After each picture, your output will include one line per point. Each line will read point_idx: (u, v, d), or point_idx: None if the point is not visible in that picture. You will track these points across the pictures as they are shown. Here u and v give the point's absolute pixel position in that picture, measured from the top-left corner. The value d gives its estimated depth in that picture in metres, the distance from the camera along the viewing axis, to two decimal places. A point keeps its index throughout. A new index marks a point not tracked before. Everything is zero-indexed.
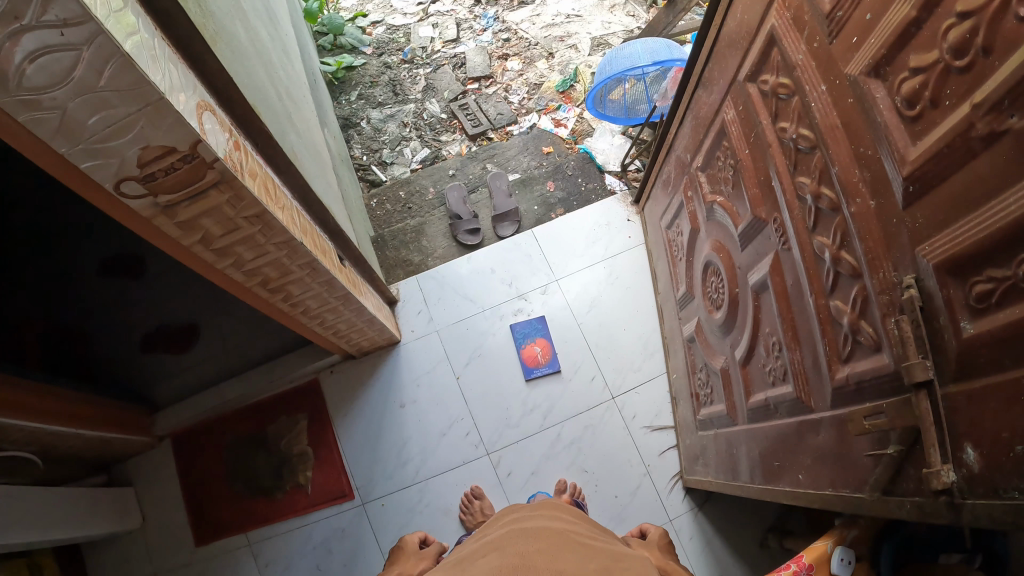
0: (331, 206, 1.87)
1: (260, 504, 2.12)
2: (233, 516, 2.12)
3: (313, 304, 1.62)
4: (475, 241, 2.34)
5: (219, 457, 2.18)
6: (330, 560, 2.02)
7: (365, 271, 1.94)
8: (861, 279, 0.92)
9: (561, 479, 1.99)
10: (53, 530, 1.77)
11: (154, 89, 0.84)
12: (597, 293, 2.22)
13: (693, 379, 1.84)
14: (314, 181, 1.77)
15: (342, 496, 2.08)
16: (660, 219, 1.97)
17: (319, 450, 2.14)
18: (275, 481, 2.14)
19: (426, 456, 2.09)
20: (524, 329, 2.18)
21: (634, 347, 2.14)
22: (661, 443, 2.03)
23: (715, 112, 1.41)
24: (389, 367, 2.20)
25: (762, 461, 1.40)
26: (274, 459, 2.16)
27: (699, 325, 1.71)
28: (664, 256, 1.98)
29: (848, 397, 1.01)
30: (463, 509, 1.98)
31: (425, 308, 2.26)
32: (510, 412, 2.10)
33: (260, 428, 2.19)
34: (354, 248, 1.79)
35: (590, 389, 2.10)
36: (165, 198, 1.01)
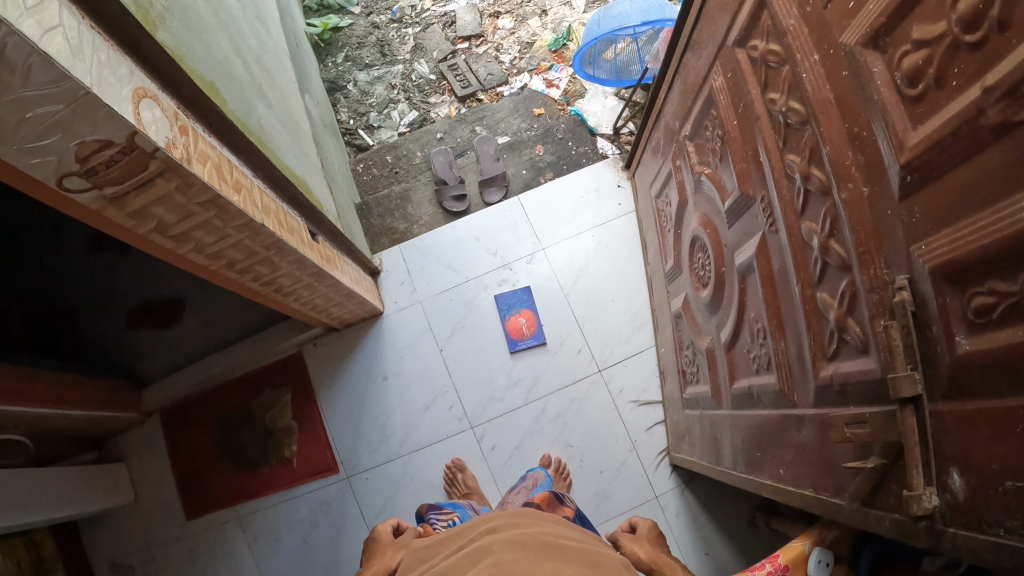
0: (307, 181, 1.79)
1: (247, 477, 2.09)
2: (221, 490, 2.09)
3: (286, 282, 1.57)
4: (462, 207, 2.26)
5: (205, 432, 2.13)
6: (316, 534, 2.02)
7: (344, 246, 1.88)
8: (850, 275, 0.91)
9: (546, 455, 1.96)
10: (49, 511, 1.74)
11: (79, 85, 0.76)
12: (584, 262, 2.12)
13: (680, 356, 1.79)
14: (284, 155, 1.68)
15: (326, 470, 2.05)
16: (649, 188, 1.89)
17: (304, 424, 2.08)
18: (261, 455, 2.10)
19: (409, 431, 2.04)
20: (510, 301, 2.09)
21: (624, 319, 2.06)
22: (648, 418, 2.01)
23: (704, 78, 1.32)
24: (372, 341, 2.11)
25: (746, 449, 1.45)
26: (260, 433, 2.11)
27: (686, 301, 1.66)
28: (653, 229, 1.91)
29: (833, 398, 1.06)
30: (449, 483, 1.95)
31: (408, 278, 2.16)
32: (496, 386, 2.04)
33: (246, 403, 2.13)
34: (327, 222, 1.73)
35: (579, 362, 2.04)
36: (111, 190, 0.95)
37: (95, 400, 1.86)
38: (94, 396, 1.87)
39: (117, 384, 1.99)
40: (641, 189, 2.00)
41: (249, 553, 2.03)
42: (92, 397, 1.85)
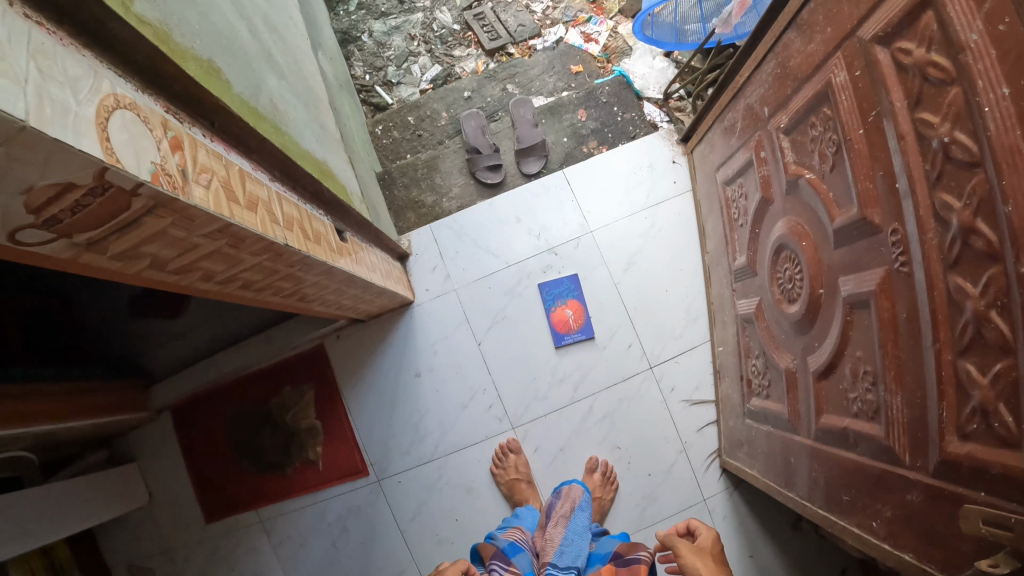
0: (334, 170, 1.57)
1: (270, 480, 1.97)
2: (243, 492, 1.97)
3: (312, 291, 1.37)
4: (497, 180, 2.03)
5: (222, 430, 2.00)
6: (347, 538, 1.92)
7: (371, 236, 1.67)
8: (1015, 357, 0.75)
9: (591, 460, 1.82)
10: (59, 530, 1.62)
11: (12, 123, 0.50)
12: (636, 246, 1.92)
13: (748, 363, 1.59)
14: (309, 143, 1.46)
15: (355, 473, 1.92)
16: (717, 167, 1.66)
17: (329, 425, 1.95)
18: (283, 457, 1.97)
19: (445, 431, 1.89)
20: (555, 290, 1.90)
21: (678, 311, 1.88)
22: (700, 419, 1.84)
23: (816, 68, 1.10)
24: (404, 333, 1.93)
25: (825, 489, 1.28)
26: (280, 433, 1.98)
27: (761, 307, 1.46)
28: (719, 219, 1.69)
29: (963, 480, 0.87)
30: (495, 461, 1.86)
31: (441, 262, 1.96)
32: (539, 384, 1.87)
33: (265, 399, 1.98)
34: (354, 216, 1.53)
35: (629, 358, 1.86)
36: (82, 236, 0.72)
37: (99, 406, 1.71)
38: (98, 401, 1.72)
39: (125, 383, 1.86)
40: (703, 170, 1.78)
41: (276, 559, 1.94)
42: (97, 404, 1.70)
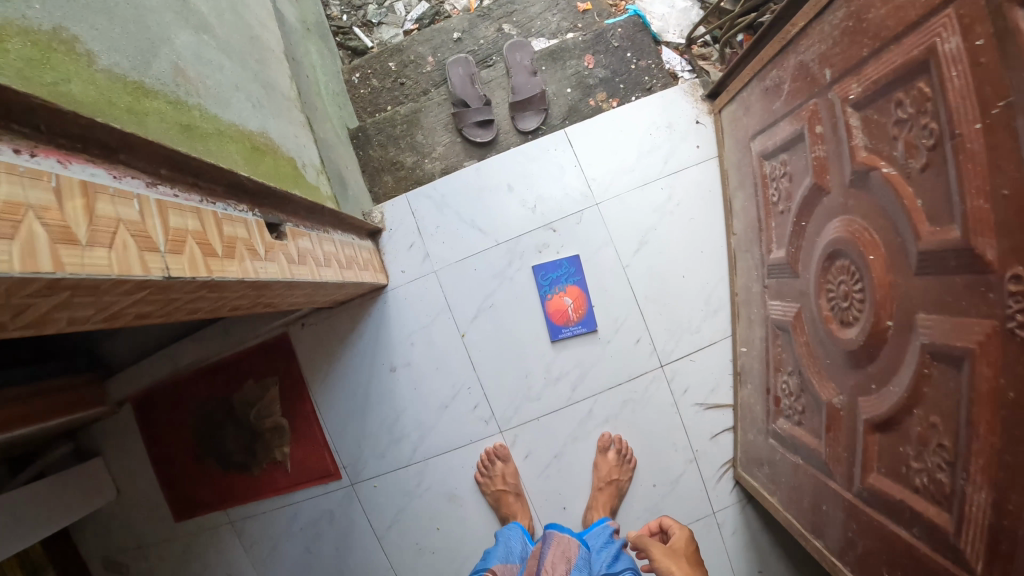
0: (279, 141, 1.28)
1: (235, 480, 1.74)
2: (210, 492, 1.76)
3: (248, 299, 1.12)
4: (488, 138, 1.73)
5: (179, 426, 1.75)
6: (320, 546, 1.72)
7: (331, 220, 1.40)
8: None
9: (605, 432, 1.59)
10: (25, 542, 1.41)
11: None
12: (649, 223, 1.62)
13: (777, 377, 1.34)
14: (243, 110, 1.17)
15: (325, 476, 1.69)
16: (756, 139, 1.36)
17: (297, 423, 1.70)
18: (249, 457, 1.73)
19: (424, 434, 1.64)
20: (551, 274, 1.61)
21: (696, 300, 1.60)
22: (715, 423, 1.60)
23: (915, 28, 0.81)
24: (376, 321, 1.65)
25: (863, 554, 1.05)
26: (244, 432, 1.73)
27: (801, 315, 1.21)
28: (752, 199, 1.41)
29: None
30: (480, 468, 1.62)
31: (418, 238, 1.66)
32: (531, 384, 1.61)
33: (227, 393, 1.72)
34: (303, 205, 1.25)
35: (637, 355, 1.60)
36: None
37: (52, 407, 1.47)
38: (49, 403, 1.47)
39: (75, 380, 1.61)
40: (737, 137, 1.49)
41: (247, 560, 1.76)
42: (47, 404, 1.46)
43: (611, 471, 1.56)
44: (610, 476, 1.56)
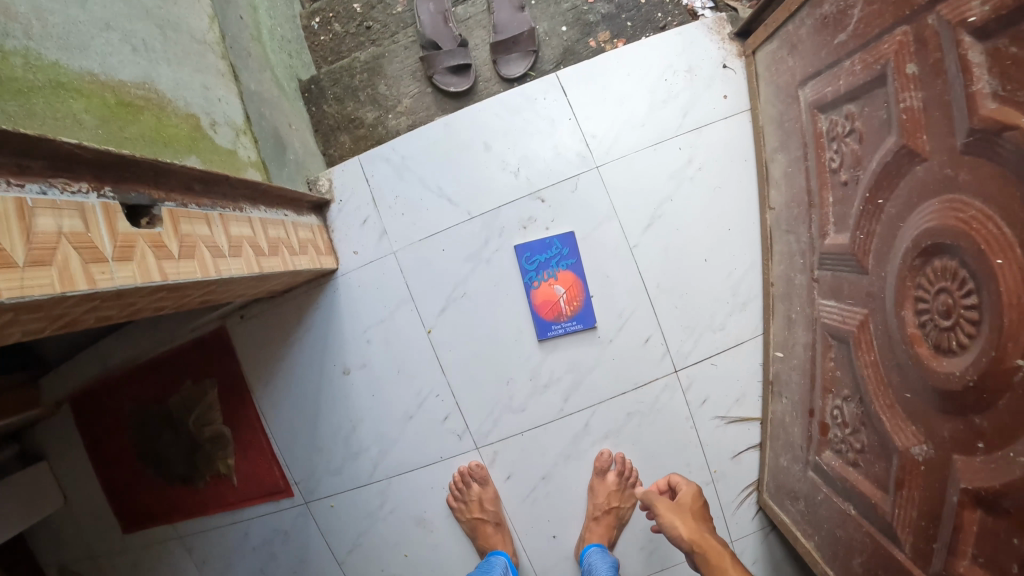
0: (168, 94, 0.93)
1: (180, 494, 1.41)
2: (157, 504, 1.43)
3: (119, 306, 0.83)
4: (465, 87, 1.39)
5: (107, 434, 1.40)
6: (278, 567, 1.41)
7: (246, 195, 1.05)
8: None
9: (602, 451, 1.30)
10: None
11: None
12: (660, 194, 1.30)
13: (826, 399, 1.09)
14: (109, 56, 0.82)
15: (277, 493, 1.37)
16: (809, 85, 1.06)
17: (239, 429, 1.36)
18: (190, 469, 1.39)
19: (385, 449, 1.31)
20: (538, 255, 1.29)
21: (719, 290, 1.30)
22: (737, 440, 1.32)
23: None
24: (322, 315, 1.31)
25: None
26: (183, 442, 1.38)
27: (864, 324, 0.95)
28: (799, 174, 1.11)
29: None
30: (452, 490, 1.31)
31: (373, 211, 1.32)
32: (514, 393, 1.30)
33: (164, 395, 1.36)
34: (224, 180, 0.97)
35: (646, 357, 1.30)
36: None
37: None
38: None
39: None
40: (781, 91, 1.17)
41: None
42: None
43: (610, 499, 1.28)
44: (608, 505, 1.28)
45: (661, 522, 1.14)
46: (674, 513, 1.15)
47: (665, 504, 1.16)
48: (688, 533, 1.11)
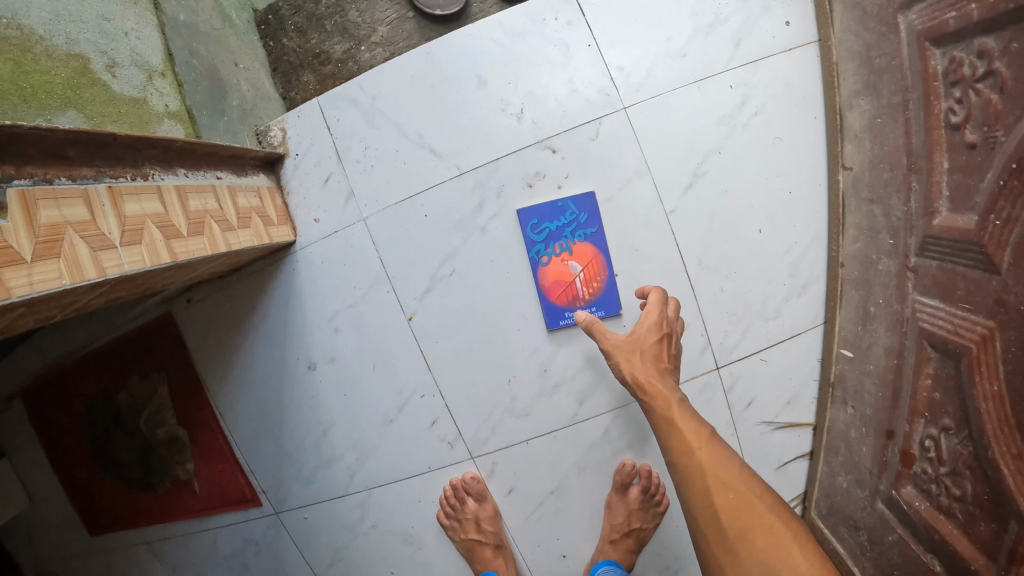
0: (38, 30, 0.67)
1: (137, 502, 1.16)
2: (116, 513, 1.18)
3: None
4: (454, 10, 1.13)
5: (43, 439, 1.16)
6: None
7: (152, 157, 0.77)
8: None
9: (624, 463, 1.06)
10: None
11: None
12: (707, 146, 1.03)
13: (914, 423, 0.86)
14: None
15: (241, 501, 1.13)
16: (915, 7, 0.79)
17: (198, 430, 1.11)
18: (145, 473, 1.14)
19: (362, 457, 1.08)
20: (547, 223, 1.04)
21: (776, 268, 1.05)
22: (784, 449, 1.09)
23: None
24: (279, 298, 1.07)
25: None
26: (136, 444, 1.13)
27: (983, 345, 0.71)
28: (891, 129, 0.85)
29: None
30: (444, 505, 1.07)
31: (338, 166, 1.07)
32: (518, 394, 1.06)
33: (110, 393, 1.12)
34: (128, 145, 0.72)
35: (681, 351, 1.06)
36: None
37: None
38: None
39: None
40: (869, 17, 0.89)
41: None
42: None
43: (631, 518, 1.06)
44: (628, 526, 1.06)
45: (608, 350, 0.95)
46: (624, 343, 0.95)
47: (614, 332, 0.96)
48: (634, 370, 0.93)
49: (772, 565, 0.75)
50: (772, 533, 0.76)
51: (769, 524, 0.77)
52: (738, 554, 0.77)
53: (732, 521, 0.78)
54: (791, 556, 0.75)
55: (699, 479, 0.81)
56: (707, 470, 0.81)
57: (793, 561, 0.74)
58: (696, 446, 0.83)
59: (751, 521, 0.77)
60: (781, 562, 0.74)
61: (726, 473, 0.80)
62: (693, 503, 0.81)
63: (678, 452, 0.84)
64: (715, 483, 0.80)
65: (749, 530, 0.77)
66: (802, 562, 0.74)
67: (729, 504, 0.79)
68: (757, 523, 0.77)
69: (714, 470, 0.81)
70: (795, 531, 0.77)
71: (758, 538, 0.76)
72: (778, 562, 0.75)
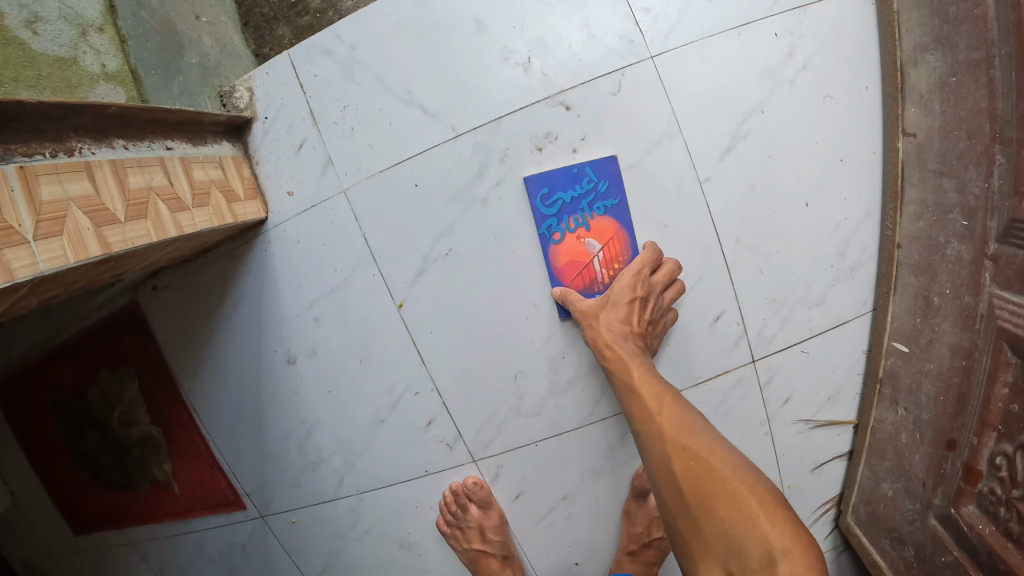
0: None
1: (112, 507, 1.06)
2: (89, 518, 1.07)
3: None
4: None
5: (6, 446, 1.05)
6: None
7: (79, 130, 0.70)
8: None
9: (644, 467, 0.97)
10: None
11: None
12: (751, 103, 0.90)
13: (983, 437, 0.75)
14: None
15: (223, 504, 1.03)
16: None
17: (174, 427, 1.01)
18: (119, 475, 1.04)
19: (351, 460, 0.98)
20: (560, 193, 0.92)
21: (822, 247, 0.93)
22: (821, 449, 0.98)
23: None
24: (253, 283, 0.96)
25: None
26: (106, 444, 1.02)
27: None
28: (968, 91, 0.74)
29: None
30: (444, 510, 0.98)
31: (314, 130, 0.94)
32: (526, 391, 0.95)
33: (76, 392, 1.00)
34: (45, 117, 0.64)
35: (713, 340, 0.94)
36: None
37: None
38: None
39: None
40: None
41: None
42: None
43: (650, 527, 0.97)
44: (647, 537, 0.98)
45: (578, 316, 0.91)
46: (591, 307, 0.90)
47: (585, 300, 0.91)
48: (593, 333, 0.89)
49: (735, 535, 0.70)
50: (735, 501, 0.72)
51: (731, 491, 0.72)
52: (701, 524, 0.73)
53: (691, 487, 0.75)
54: (756, 526, 0.70)
55: (660, 446, 0.79)
56: (667, 437, 0.79)
57: (756, 529, 0.69)
58: (655, 411, 0.81)
59: (713, 489, 0.73)
60: (743, 531, 0.70)
61: (685, 438, 0.77)
62: (657, 473, 0.79)
63: (642, 423, 0.82)
64: (675, 449, 0.78)
65: (711, 498, 0.73)
66: (768, 531, 0.69)
67: (689, 472, 0.76)
68: (719, 490, 0.73)
69: (674, 436, 0.78)
70: (762, 497, 0.71)
71: (719, 507, 0.72)
72: (740, 530, 0.70)
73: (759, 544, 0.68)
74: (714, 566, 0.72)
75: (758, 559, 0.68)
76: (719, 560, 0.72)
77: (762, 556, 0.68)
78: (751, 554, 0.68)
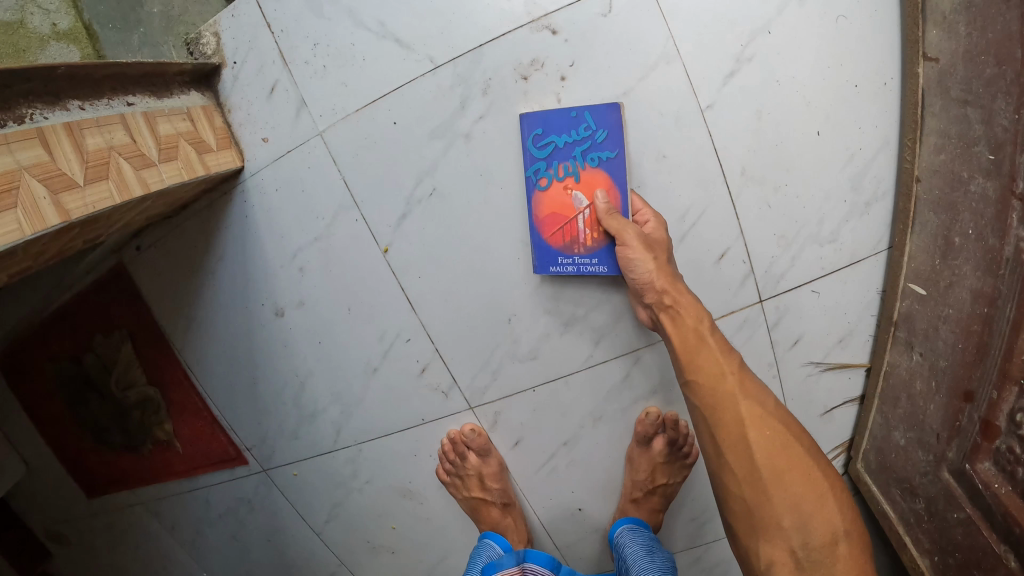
0: None
1: (120, 464, 1.07)
2: (100, 475, 1.09)
3: None
4: None
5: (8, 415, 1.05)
6: (248, 539, 1.09)
7: (28, 94, 0.66)
8: None
9: (646, 412, 0.93)
10: None
11: None
12: (756, 21, 0.82)
13: (1003, 392, 0.71)
14: None
15: (227, 458, 1.04)
16: None
17: (174, 386, 1.01)
18: (122, 434, 1.05)
19: (348, 411, 0.98)
20: (555, 136, 0.84)
21: (835, 181, 0.85)
22: (831, 393, 0.94)
23: None
24: (235, 236, 0.93)
25: None
26: (109, 407, 1.03)
27: None
28: (998, 12, 0.67)
29: None
30: (444, 458, 0.97)
31: (284, 70, 0.89)
32: (520, 337, 0.92)
33: (72, 358, 1.00)
34: None
35: (717, 280, 0.89)
36: None
37: None
38: None
39: None
40: None
41: (181, 539, 1.12)
42: None
43: (653, 472, 0.95)
44: (653, 480, 0.96)
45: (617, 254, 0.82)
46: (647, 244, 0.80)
47: (629, 227, 0.80)
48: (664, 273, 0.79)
49: (805, 512, 0.69)
50: (808, 478, 0.70)
51: (808, 469, 0.70)
52: (767, 492, 0.70)
53: (766, 457, 0.70)
54: (825, 507, 0.69)
55: (732, 409, 0.73)
56: (741, 399, 0.73)
57: (826, 510, 0.69)
58: (728, 370, 0.74)
59: (787, 462, 0.70)
60: (814, 510, 0.69)
61: (763, 407, 0.72)
62: (719, 432, 0.73)
63: (708, 377, 0.74)
64: (750, 415, 0.72)
65: (784, 470, 0.70)
66: (835, 514, 0.69)
67: (765, 442, 0.71)
68: (794, 465, 0.70)
69: (749, 400, 0.73)
70: (830, 478, 0.71)
71: (791, 480, 0.70)
72: (811, 509, 0.69)
73: (828, 526, 0.68)
74: (771, 537, 0.69)
75: (824, 539, 0.68)
76: (781, 535, 0.69)
77: (828, 535, 0.68)
78: (819, 533, 0.68)
